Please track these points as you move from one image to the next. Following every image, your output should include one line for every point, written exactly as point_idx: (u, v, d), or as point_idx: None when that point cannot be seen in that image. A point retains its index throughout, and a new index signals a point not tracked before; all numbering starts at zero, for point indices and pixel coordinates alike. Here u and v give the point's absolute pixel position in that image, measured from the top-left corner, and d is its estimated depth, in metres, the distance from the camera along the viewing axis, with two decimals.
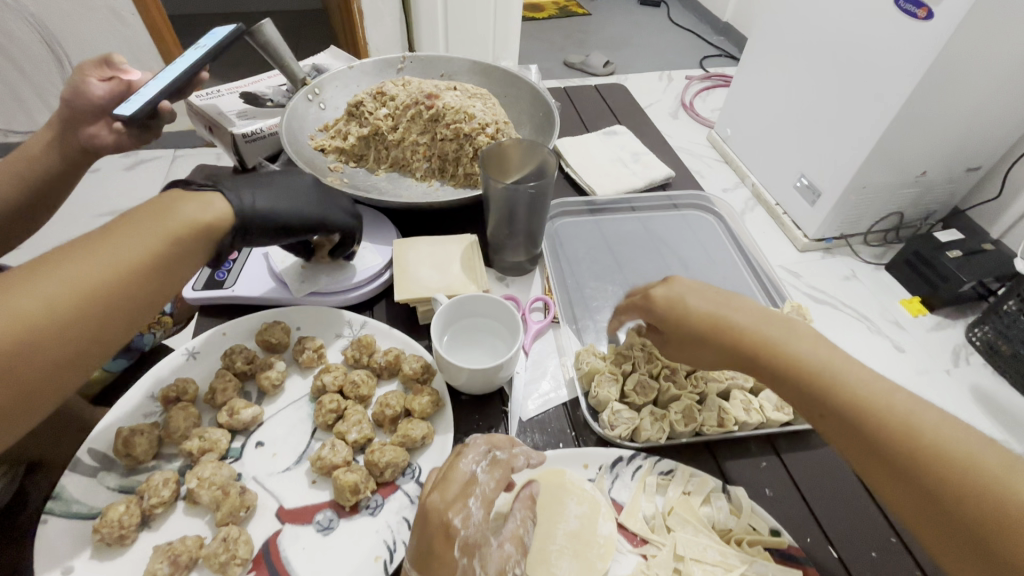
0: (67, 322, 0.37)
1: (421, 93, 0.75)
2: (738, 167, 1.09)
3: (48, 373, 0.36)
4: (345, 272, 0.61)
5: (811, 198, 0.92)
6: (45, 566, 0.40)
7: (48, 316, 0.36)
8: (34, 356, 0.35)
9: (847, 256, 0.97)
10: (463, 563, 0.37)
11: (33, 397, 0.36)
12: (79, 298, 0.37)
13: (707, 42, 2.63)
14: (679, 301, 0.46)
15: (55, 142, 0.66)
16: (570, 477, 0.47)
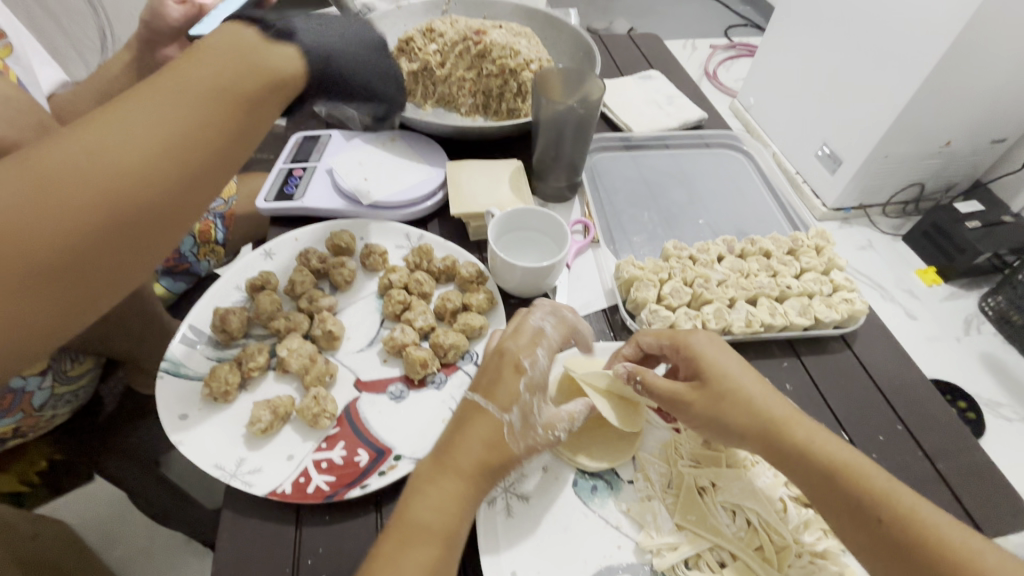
0: (169, 170, 0.37)
1: (469, 29, 0.79)
2: (760, 136, 1.11)
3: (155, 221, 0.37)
4: (404, 189, 0.66)
5: (832, 166, 0.96)
6: (165, 411, 0.47)
7: (149, 162, 0.36)
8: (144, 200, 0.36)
9: (864, 227, 1.02)
10: (525, 398, 0.43)
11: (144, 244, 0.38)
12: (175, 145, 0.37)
13: (733, 11, 2.62)
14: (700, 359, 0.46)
15: (133, 66, 0.71)
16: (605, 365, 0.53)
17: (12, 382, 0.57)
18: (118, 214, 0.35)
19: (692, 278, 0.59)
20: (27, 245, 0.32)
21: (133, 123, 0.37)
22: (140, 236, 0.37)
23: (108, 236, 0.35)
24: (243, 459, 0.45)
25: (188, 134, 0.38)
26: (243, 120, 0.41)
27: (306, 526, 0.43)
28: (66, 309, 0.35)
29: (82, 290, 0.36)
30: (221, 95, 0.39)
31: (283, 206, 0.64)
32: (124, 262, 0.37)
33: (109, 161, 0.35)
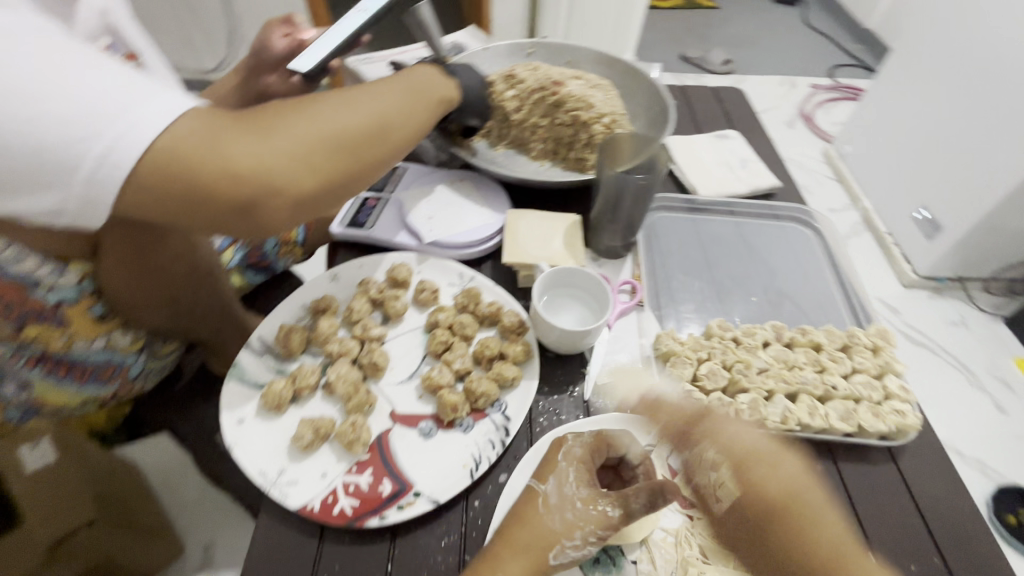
0: (390, 134, 0.53)
1: (548, 80, 0.82)
2: (853, 189, 1.21)
3: (369, 166, 0.52)
4: (464, 232, 0.70)
5: (930, 233, 1.03)
6: (227, 412, 0.53)
7: (380, 124, 0.52)
8: (371, 150, 0.52)
9: (960, 301, 1.11)
10: (563, 466, 0.48)
11: (356, 179, 0.52)
12: (398, 120, 0.54)
13: (843, 51, 2.52)
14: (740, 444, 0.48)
15: (240, 85, 0.80)
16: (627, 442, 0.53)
17: (114, 357, 0.65)
18: (387, 132, 0.53)
19: (732, 362, 0.58)
20: (337, 135, 0.49)
21: (368, 99, 0.53)
22: (358, 173, 0.52)
23: (381, 144, 0.52)
24: (284, 470, 0.50)
25: (403, 115, 0.55)
26: (429, 116, 0.58)
27: (326, 543, 0.48)
28: (340, 181, 0.50)
29: (351, 176, 0.51)
30: (422, 97, 0.57)
31: (354, 234, 0.70)
32: (367, 176, 0.53)
33: (357, 115, 0.51)
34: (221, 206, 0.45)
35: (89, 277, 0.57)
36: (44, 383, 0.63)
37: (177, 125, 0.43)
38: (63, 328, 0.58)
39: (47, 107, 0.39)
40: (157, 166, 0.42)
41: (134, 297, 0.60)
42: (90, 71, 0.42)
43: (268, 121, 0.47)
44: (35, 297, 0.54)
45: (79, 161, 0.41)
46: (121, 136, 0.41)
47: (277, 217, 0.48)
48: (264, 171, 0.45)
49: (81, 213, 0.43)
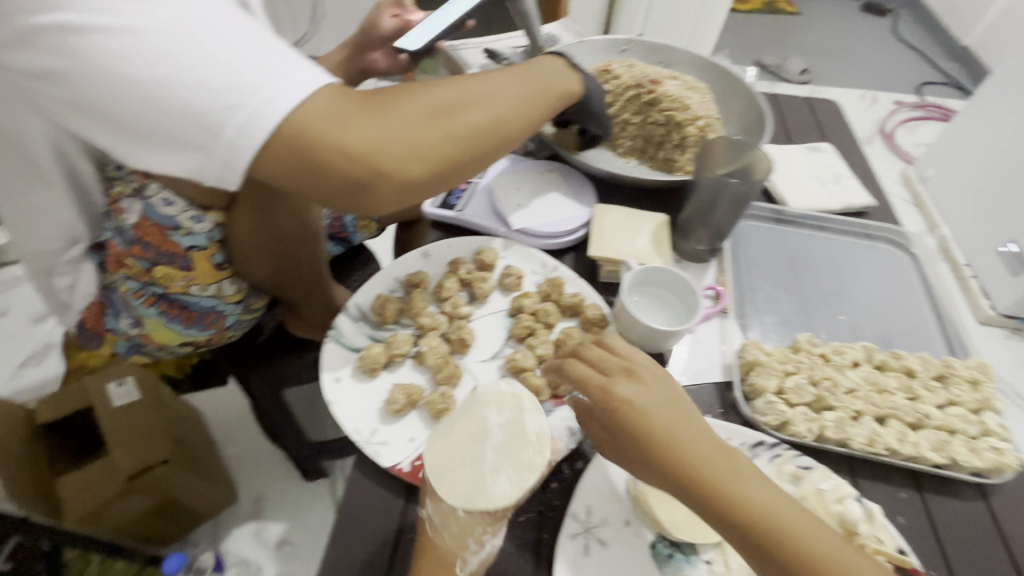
0: (503, 132, 0.53)
1: (645, 77, 0.82)
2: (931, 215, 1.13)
3: (477, 163, 0.53)
4: (551, 223, 0.72)
5: (1016, 267, 0.96)
6: (326, 370, 0.57)
7: (495, 121, 0.52)
8: (482, 147, 0.52)
9: None
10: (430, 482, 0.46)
11: (463, 173, 0.53)
12: (514, 118, 0.54)
13: (933, 66, 2.39)
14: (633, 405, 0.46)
15: (344, 60, 0.83)
16: (486, 427, 0.46)
17: (218, 306, 0.70)
18: (497, 130, 0.53)
19: (820, 378, 0.57)
20: (450, 128, 0.49)
21: (490, 93, 0.53)
22: (466, 168, 0.52)
23: (489, 141, 0.52)
24: (375, 430, 0.54)
25: (521, 112, 0.54)
26: (545, 114, 0.57)
27: (413, 504, 0.51)
28: (445, 173, 0.51)
29: (458, 171, 0.52)
30: (541, 95, 0.57)
31: (445, 215, 0.73)
32: (473, 172, 0.54)
33: (476, 110, 0.51)
34: (333, 183, 0.46)
35: (220, 227, 0.61)
36: (156, 320, 0.69)
37: (311, 100, 0.44)
38: (186, 272, 0.63)
39: (205, 73, 0.41)
40: (286, 140, 0.44)
41: (251, 252, 0.64)
42: (246, 41, 0.43)
43: (391, 104, 0.48)
44: (172, 239, 0.59)
45: (224, 127, 0.43)
46: (262, 107, 0.43)
47: (382, 203, 0.49)
48: (381, 157, 0.46)
49: (218, 178, 0.46)
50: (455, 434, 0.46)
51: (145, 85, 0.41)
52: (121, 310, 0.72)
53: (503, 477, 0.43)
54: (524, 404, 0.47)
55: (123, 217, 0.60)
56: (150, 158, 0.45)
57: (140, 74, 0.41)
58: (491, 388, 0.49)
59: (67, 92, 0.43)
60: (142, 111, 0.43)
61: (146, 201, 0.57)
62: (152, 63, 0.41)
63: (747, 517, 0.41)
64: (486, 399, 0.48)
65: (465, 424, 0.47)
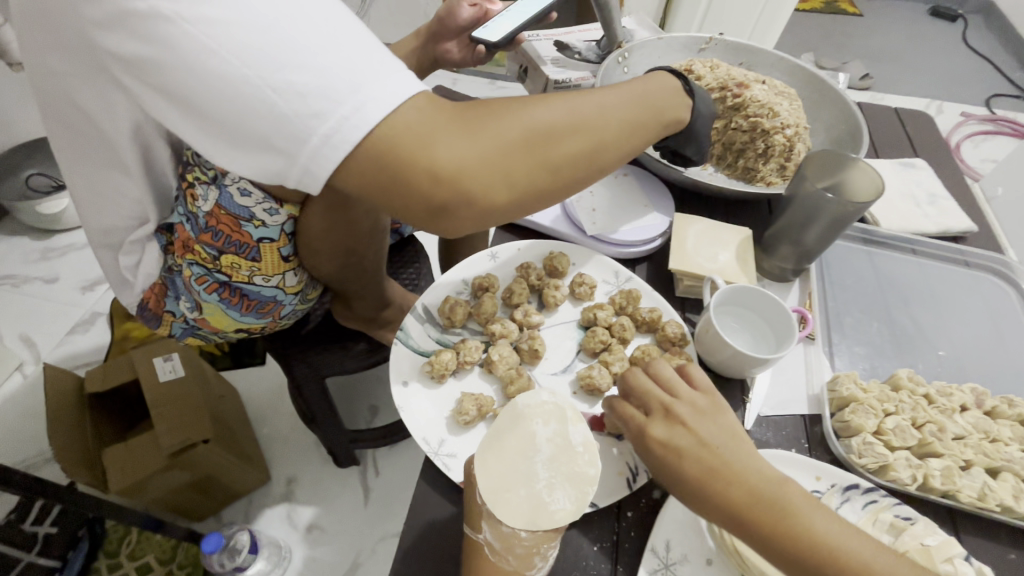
0: (605, 158, 0.47)
1: (731, 79, 0.77)
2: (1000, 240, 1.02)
3: (570, 190, 0.47)
4: (628, 231, 0.68)
5: None
6: (394, 374, 0.55)
7: (598, 146, 0.45)
8: (579, 173, 0.46)
9: None
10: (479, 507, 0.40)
11: (553, 200, 0.47)
12: (619, 143, 0.47)
13: (1006, 78, 2.26)
14: (675, 442, 0.44)
15: (417, 49, 0.82)
16: (535, 441, 0.39)
17: (278, 296, 0.69)
18: (596, 156, 0.46)
19: (923, 421, 0.52)
20: (545, 153, 0.43)
21: (597, 112, 0.46)
22: (558, 195, 0.47)
23: (586, 169, 0.46)
24: (444, 441, 0.51)
25: (626, 137, 0.47)
26: (651, 138, 0.51)
27: None
28: (534, 200, 0.45)
29: (548, 198, 0.46)
30: (652, 116, 0.50)
31: None
32: (564, 199, 0.48)
33: (580, 132, 0.44)
34: (413, 205, 0.42)
35: (292, 220, 0.59)
36: (216, 306, 0.68)
37: (401, 112, 0.39)
38: (252, 263, 0.61)
39: (295, 76, 0.37)
40: (370, 154, 0.39)
41: (319, 245, 0.62)
42: (338, 41, 0.39)
43: (487, 119, 0.42)
44: (245, 230, 0.57)
45: (308, 135, 0.39)
46: (350, 117, 0.38)
47: (462, 227, 0.45)
48: (467, 180, 0.41)
49: (297, 185, 0.42)
50: (502, 452, 0.39)
51: (232, 84, 0.38)
52: (182, 293, 0.71)
53: (561, 494, 0.37)
54: (568, 414, 0.40)
55: (196, 203, 0.58)
56: (232, 158, 0.42)
57: (228, 71, 0.37)
58: (531, 397, 0.41)
59: (151, 80, 0.40)
60: (227, 110, 0.39)
61: (222, 190, 0.54)
62: (241, 61, 0.37)
63: (811, 547, 0.40)
64: (529, 411, 0.40)
65: (512, 440, 0.39)
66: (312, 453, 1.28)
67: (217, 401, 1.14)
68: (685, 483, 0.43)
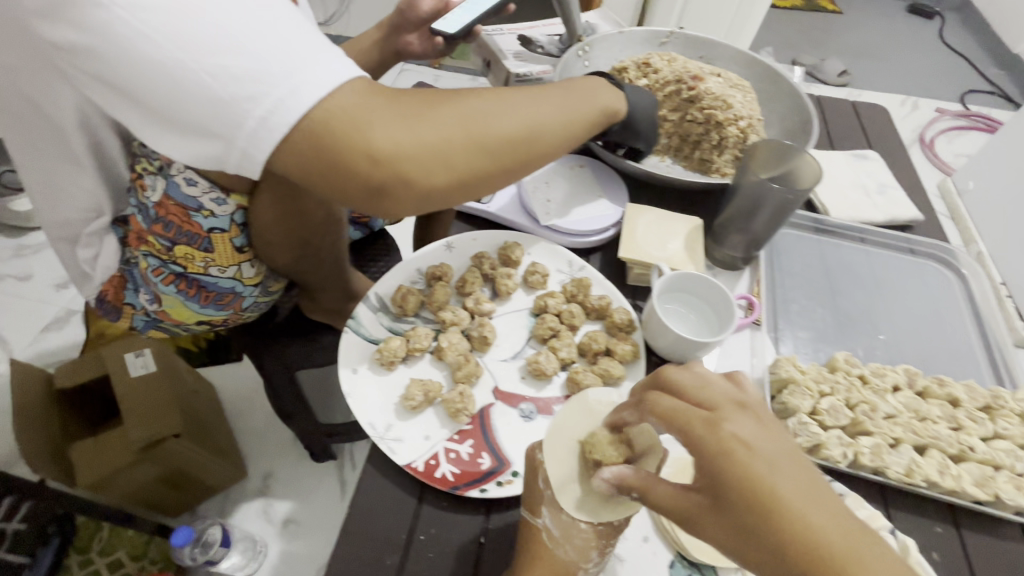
0: (544, 145, 0.48)
1: (686, 72, 0.78)
2: (969, 231, 1.08)
3: (511, 176, 0.49)
4: (582, 221, 0.69)
5: None
6: (343, 361, 0.55)
7: (536, 133, 0.47)
8: (519, 158, 0.47)
9: None
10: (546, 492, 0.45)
11: (494, 186, 0.48)
12: (557, 132, 0.49)
13: (979, 73, 2.29)
14: (749, 449, 0.33)
15: (379, 43, 0.82)
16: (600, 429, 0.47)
17: (237, 287, 0.69)
18: (533, 141, 0.47)
19: (856, 401, 0.54)
20: (482, 136, 0.45)
21: (533, 103, 0.48)
22: (498, 182, 0.48)
23: (525, 153, 0.47)
24: (390, 425, 0.52)
25: (564, 127, 0.50)
26: (588, 131, 0.53)
27: (425, 504, 0.49)
28: (475, 184, 0.46)
29: (489, 183, 0.47)
30: (588, 109, 0.53)
31: (471, 207, 0.71)
32: (505, 186, 0.49)
33: (517, 119, 0.46)
34: (351, 186, 0.43)
35: (242, 210, 0.60)
36: (176, 298, 0.68)
37: (338, 94, 0.40)
38: (206, 253, 0.62)
39: (229, 60, 0.38)
40: (306, 134, 0.40)
41: (272, 237, 0.63)
42: (273, 27, 0.40)
43: (424, 106, 0.44)
44: (195, 220, 0.58)
45: (245, 118, 0.40)
46: (285, 99, 0.39)
47: (401, 210, 0.46)
48: (404, 161, 0.42)
49: (239, 168, 0.42)
50: (572, 436, 0.47)
51: (166, 69, 0.38)
52: (141, 285, 0.71)
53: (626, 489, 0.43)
54: None
55: (146, 194, 0.59)
56: (174, 144, 0.43)
57: (162, 56, 0.38)
58: (601, 395, 0.49)
59: (88, 67, 0.41)
60: (165, 95, 0.40)
61: (169, 180, 0.56)
62: (174, 44, 0.38)
63: None
64: (598, 406, 0.48)
65: (582, 426, 0.47)
66: (287, 448, 1.28)
67: (190, 395, 1.14)
68: (734, 499, 0.32)
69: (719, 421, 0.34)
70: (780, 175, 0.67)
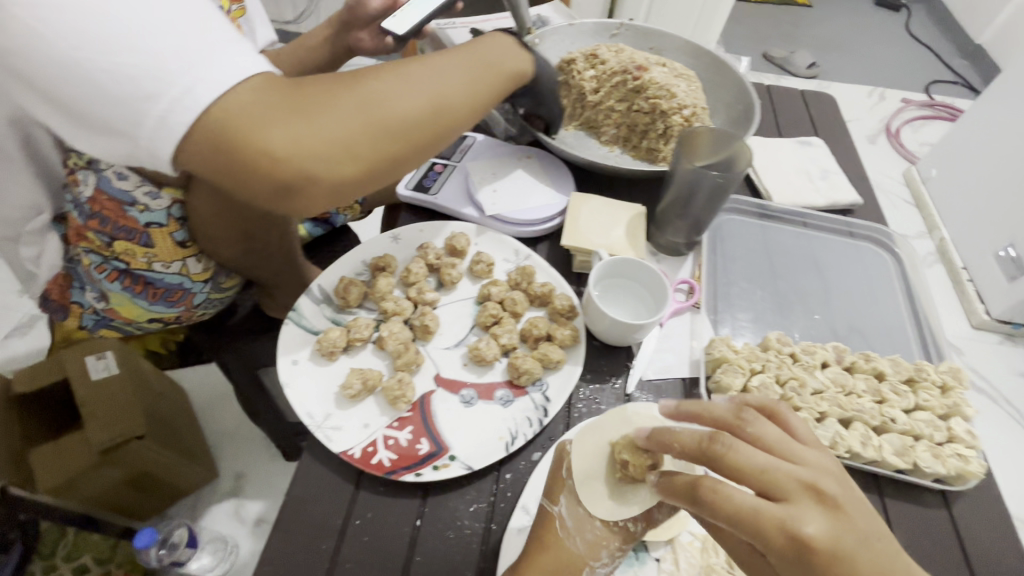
0: (447, 119, 0.50)
1: (632, 63, 0.78)
2: (932, 216, 1.13)
3: (420, 154, 0.50)
4: (527, 210, 0.70)
5: (1014, 273, 0.97)
6: (282, 353, 0.56)
7: (437, 107, 0.49)
8: (425, 135, 0.49)
9: None
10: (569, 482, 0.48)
11: (404, 166, 0.50)
12: (458, 103, 0.51)
13: (945, 63, 2.34)
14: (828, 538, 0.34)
15: (328, 39, 0.82)
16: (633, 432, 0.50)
17: (184, 283, 0.69)
18: (436, 118, 0.49)
19: (786, 378, 0.56)
20: (383, 121, 0.46)
21: (430, 77, 0.49)
22: (408, 160, 0.50)
23: (428, 133, 0.49)
24: (329, 414, 0.53)
25: (465, 97, 0.51)
26: (492, 96, 0.55)
27: (362, 490, 0.50)
28: (384, 169, 0.48)
29: (398, 164, 0.49)
30: (488, 76, 0.54)
31: (419, 198, 0.71)
32: (416, 163, 0.51)
33: (414, 96, 0.48)
34: (259, 186, 0.43)
35: (179, 204, 0.61)
36: (121, 295, 0.68)
37: (230, 94, 0.41)
38: (146, 248, 0.62)
39: (124, 58, 0.39)
40: (206, 137, 0.41)
41: (212, 231, 0.63)
42: (171, 22, 0.40)
43: (320, 97, 0.45)
44: (129, 214, 0.59)
45: (144, 117, 0.40)
46: (182, 98, 0.40)
47: (315, 204, 0.47)
48: (309, 155, 0.43)
49: (150, 163, 0.44)
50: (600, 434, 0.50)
51: (65, 66, 0.39)
52: (86, 283, 0.70)
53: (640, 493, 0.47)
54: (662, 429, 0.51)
55: (79, 189, 0.59)
56: (91, 140, 0.44)
57: (60, 54, 0.39)
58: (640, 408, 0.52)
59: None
60: (68, 92, 0.40)
61: (100, 174, 0.57)
62: (71, 42, 0.38)
63: None
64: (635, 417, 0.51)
65: (615, 430, 0.50)
66: (257, 447, 1.28)
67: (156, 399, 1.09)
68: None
69: (793, 521, 0.34)
70: (724, 160, 0.68)
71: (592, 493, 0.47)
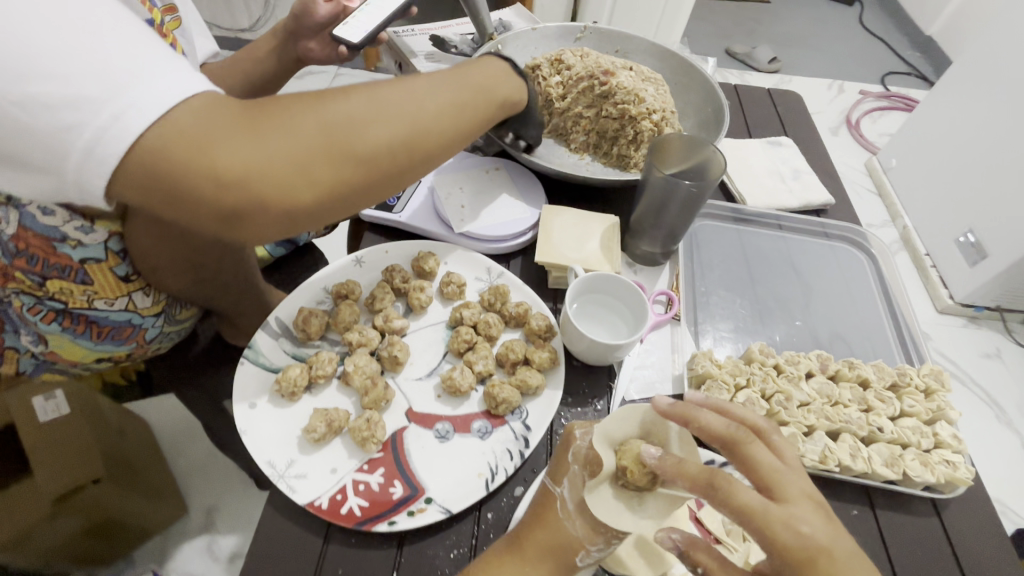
0: (428, 145, 0.46)
1: (597, 67, 0.76)
2: (892, 206, 1.15)
3: (394, 182, 0.46)
4: (497, 225, 0.67)
5: (974, 259, 0.98)
6: (239, 397, 0.51)
7: (416, 133, 0.45)
8: (400, 162, 0.45)
9: (996, 331, 1.08)
10: (575, 469, 0.43)
11: (376, 193, 0.46)
12: (442, 129, 0.47)
13: (898, 55, 2.40)
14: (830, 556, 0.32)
15: (276, 50, 0.77)
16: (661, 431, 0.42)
17: (134, 319, 0.64)
18: (414, 143, 0.45)
19: (771, 392, 0.54)
20: (353, 145, 0.41)
21: (412, 100, 0.45)
22: (380, 188, 0.45)
23: (405, 159, 0.45)
24: (292, 462, 0.49)
25: (450, 123, 0.47)
26: (480, 122, 0.51)
27: (331, 543, 0.46)
28: (351, 196, 0.43)
29: (369, 193, 0.45)
30: (476, 101, 0.50)
31: (382, 218, 0.68)
32: (390, 191, 0.47)
33: (392, 119, 0.43)
34: (204, 211, 0.39)
35: (117, 236, 0.56)
36: (61, 338, 0.62)
37: (174, 113, 0.37)
38: (85, 286, 0.57)
39: (37, 86, 0.34)
40: (143, 161, 0.36)
41: (157, 263, 0.59)
42: (98, 39, 0.35)
43: (282, 118, 0.40)
44: (61, 251, 0.53)
45: (68, 149, 0.36)
46: (112, 125, 0.35)
47: (270, 231, 0.42)
48: (262, 181, 0.39)
49: (81, 200, 0.39)
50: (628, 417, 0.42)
51: None
52: (20, 326, 0.64)
53: (651, 504, 0.40)
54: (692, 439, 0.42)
55: None
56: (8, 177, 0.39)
57: None
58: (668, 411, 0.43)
59: None
60: None
61: (21, 210, 0.50)
62: None
63: None
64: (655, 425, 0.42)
65: (631, 425, 0.42)
66: None
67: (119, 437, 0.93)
68: None
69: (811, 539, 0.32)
70: (695, 167, 0.66)
71: (597, 494, 0.40)
